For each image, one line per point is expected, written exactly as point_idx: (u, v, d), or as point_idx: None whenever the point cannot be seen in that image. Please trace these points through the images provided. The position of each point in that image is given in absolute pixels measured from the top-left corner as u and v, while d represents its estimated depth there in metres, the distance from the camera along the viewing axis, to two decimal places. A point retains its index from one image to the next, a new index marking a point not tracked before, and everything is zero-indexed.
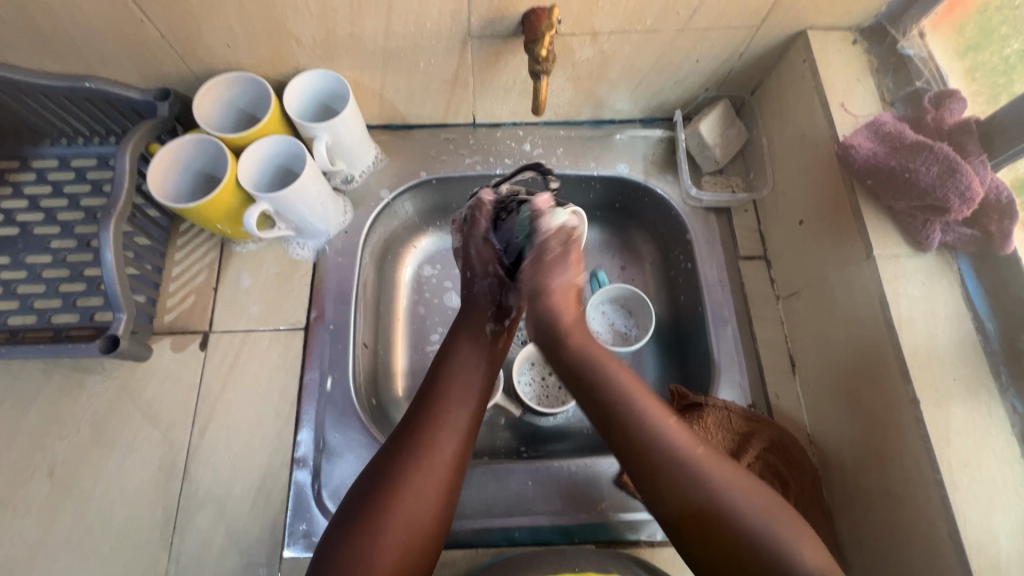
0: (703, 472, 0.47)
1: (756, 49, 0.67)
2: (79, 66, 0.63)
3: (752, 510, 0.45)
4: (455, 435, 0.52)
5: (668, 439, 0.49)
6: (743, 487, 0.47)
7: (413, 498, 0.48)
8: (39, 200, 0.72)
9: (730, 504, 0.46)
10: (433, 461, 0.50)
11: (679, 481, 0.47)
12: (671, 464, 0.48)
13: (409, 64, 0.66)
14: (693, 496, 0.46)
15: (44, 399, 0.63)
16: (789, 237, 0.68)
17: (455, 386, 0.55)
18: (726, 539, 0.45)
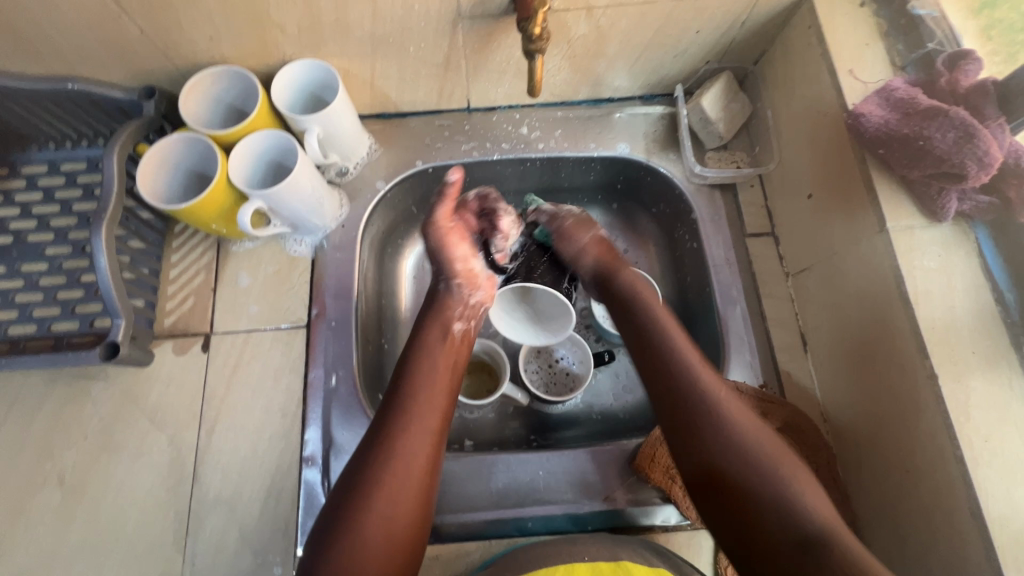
0: (731, 422, 0.49)
1: (758, 17, 0.64)
2: (60, 66, 0.61)
3: (774, 463, 0.47)
4: (424, 436, 0.51)
5: (703, 389, 0.51)
6: (765, 439, 0.48)
7: (383, 507, 0.47)
8: (31, 206, 0.71)
9: (757, 455, 0.47)
10: (402, 471, 0.49)
11: (714, 429, 0.49)
12: (708, 413, 0.50)
13: (399, 49, 0.64)
14: (718, 443, 0.48)
15: (49, 408, 0.63)
16: (797, 212, 0.66)
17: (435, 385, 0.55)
18: (737, 484, 0.47)
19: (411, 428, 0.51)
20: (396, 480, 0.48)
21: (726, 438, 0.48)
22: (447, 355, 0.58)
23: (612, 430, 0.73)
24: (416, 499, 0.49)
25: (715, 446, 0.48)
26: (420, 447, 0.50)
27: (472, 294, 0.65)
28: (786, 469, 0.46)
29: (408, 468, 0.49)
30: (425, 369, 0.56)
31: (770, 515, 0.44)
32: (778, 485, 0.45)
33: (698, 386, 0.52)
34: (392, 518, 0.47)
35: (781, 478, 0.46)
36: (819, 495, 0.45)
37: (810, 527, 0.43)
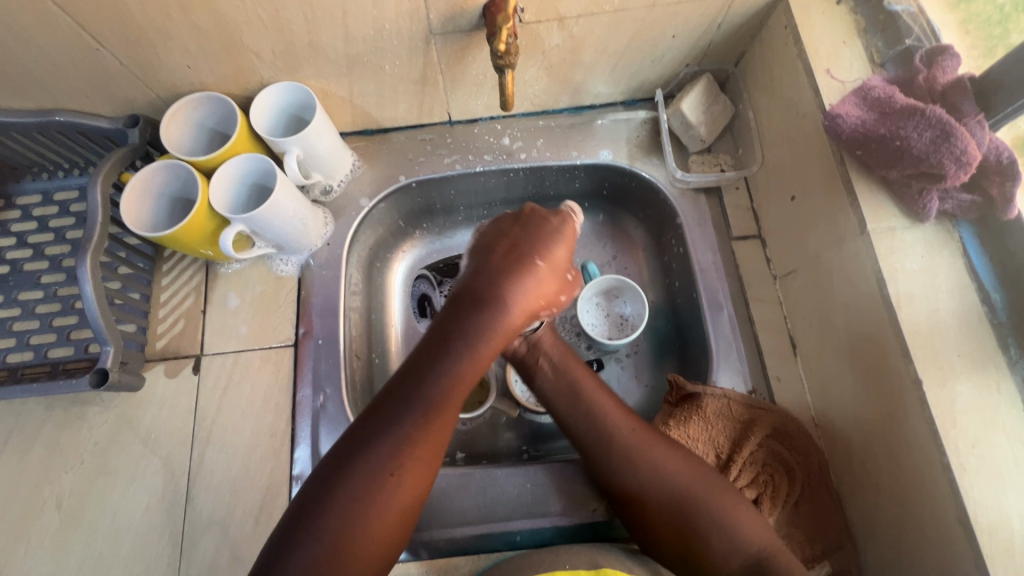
0: (648, 458, 0.54)
1: (734, 18, 0.63)
2: (46, 100, 0.63)
3: (698, 490, 0.53)
4: (428, 456, 0.47)
5: (615, 427, 0.56)
6: (685, 468, 0.54)
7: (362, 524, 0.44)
8: (26, 235, 0.73)
9: (687, 486, 0.53)
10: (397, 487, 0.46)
11: (636, 467, 0.54)
12: (625, 453, 0.55)
13: (374, 68, 0.64)
14: (646, 483, 0.53)
15: (46, 433, 0.64)
16: (781, 213, 0.65)
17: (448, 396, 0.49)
18: (675, 516, 0.52)
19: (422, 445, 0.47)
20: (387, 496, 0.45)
21: (653, 474, 0.54)
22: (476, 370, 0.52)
23: None
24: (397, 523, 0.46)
25: (638, 487, 0.54)
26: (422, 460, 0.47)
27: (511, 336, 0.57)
28: (713, 497, 0.52)
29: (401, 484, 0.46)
30: (458, 373, 0.50)
31: (707, 540, 0.51)
32: (709, 512, 0.52)
33: (610, 425, 0.57)
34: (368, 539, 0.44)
35: (710, 510, 0.52)
36: (751, 518, 0.52)
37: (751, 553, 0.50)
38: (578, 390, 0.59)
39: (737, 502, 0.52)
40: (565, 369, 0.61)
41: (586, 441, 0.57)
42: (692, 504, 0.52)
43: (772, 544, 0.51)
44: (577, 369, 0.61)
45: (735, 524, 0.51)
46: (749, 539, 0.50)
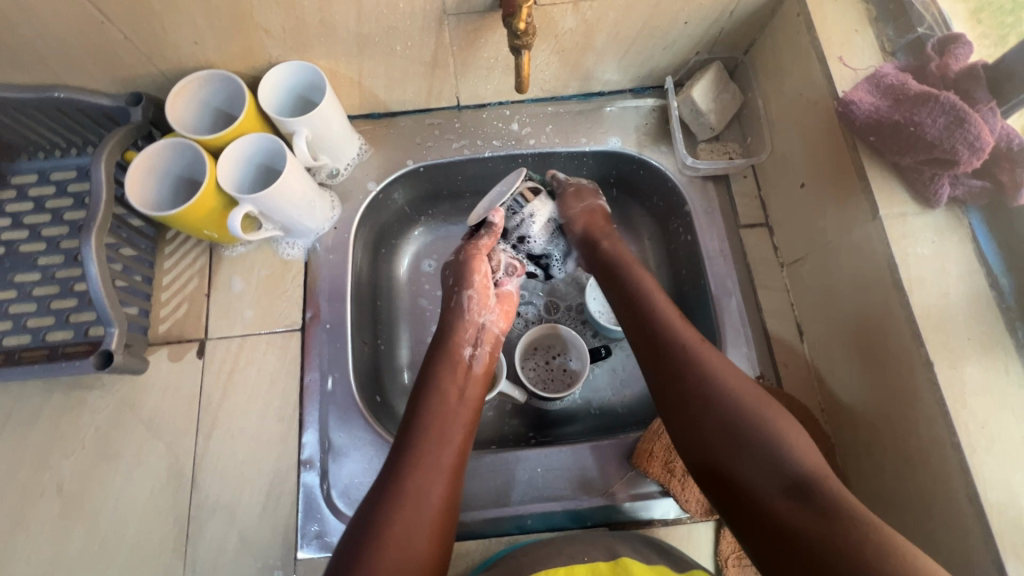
0: (721, 377, 0.50)
1: (747, 5, 0.64)
2: (46, 75, 0.61)
3: (753, 409, 0.48)
4: (450, 452, 0.52)
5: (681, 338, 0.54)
6: (746, 387, 0.50)
7: (412, 522, 0.47)
8: (22, 216, 0.71)
9: (740, 405, 0.48)
10: (433, 483, 0.49)
11: (698, 375, 0.51)
12: (694, 360, 0.52)
13: (385, 48, 0.63)
14: (700, 391, 0.50)
15: (45, 418, 0.63)
16: (790, 201, 0.66)
17: (447, 417, 0.54)
18: (740, 429, 0.47)
19: (436, 443, 0.52)
20: (426, 492, 0.49)
21: (711, 394, 0.49)
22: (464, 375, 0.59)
23: (610, 425, 0.73)
24: (432, 533, 0.47)
25: (699, 401, 0.50)
26: (445, 458, 0.52)
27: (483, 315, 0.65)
28: (772, 418, 0.47)
29: (434, 479, 0.50)
30: (441, 391, 0.56)
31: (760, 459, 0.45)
32: (756, 427, 0.47)
33: (684, 343, 0.54)
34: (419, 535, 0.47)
35: (765, 420, 0.47)
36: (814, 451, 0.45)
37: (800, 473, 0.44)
38: (656, 316, 0.57)
39: (792, 425, 0.47)
40: (652, 300, 0.59)
41: (661, 356, 0.54)
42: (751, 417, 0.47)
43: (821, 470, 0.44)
44: (659, 298, 0.59)
45: (793, 443, 0.45)
46: (797, 459, 0.44)
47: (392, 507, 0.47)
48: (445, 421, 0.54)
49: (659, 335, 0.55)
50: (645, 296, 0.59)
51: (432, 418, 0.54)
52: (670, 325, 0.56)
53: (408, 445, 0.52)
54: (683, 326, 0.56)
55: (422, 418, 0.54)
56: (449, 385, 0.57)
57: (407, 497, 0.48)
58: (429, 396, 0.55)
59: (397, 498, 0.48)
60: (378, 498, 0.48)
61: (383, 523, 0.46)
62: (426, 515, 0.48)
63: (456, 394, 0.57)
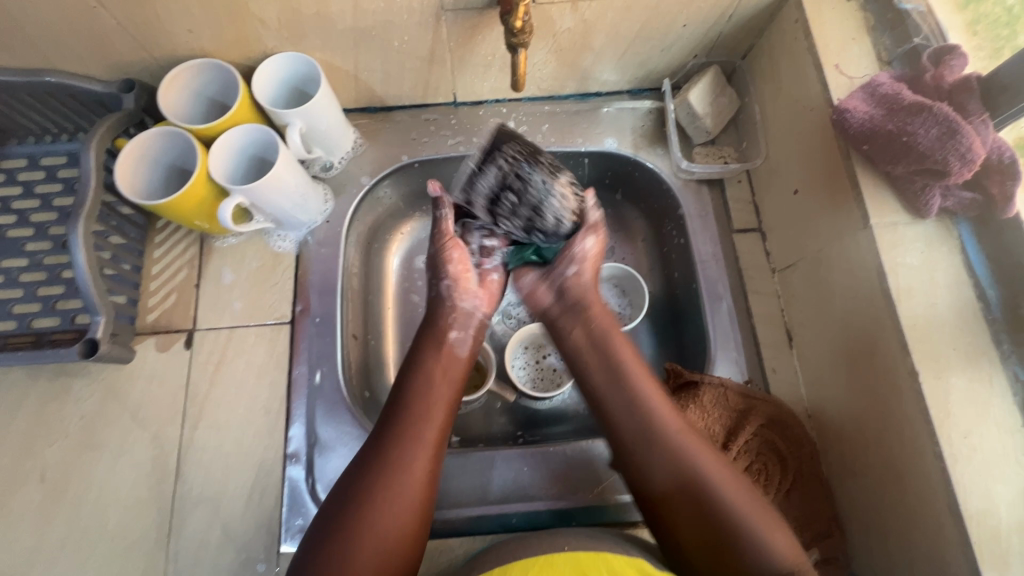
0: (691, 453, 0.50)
1: (746, 10, 0.64)
2: (36, 59, 0.60)
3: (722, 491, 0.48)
4: (434, 426, 0.52)
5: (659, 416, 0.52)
6: (717, 464, 0.50)
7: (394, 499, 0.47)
8: (10, 201, 0.70)
9: (711, 485, 0.48)
10: (415, 457, 0.49)
11: (663, 457, 0.50)
12: (662, 440, 0.51)
13: (382, 42, 0.63)
14: (671, 478, 0.49)
15: (29, 405, 0.62)
16: (783, 207, 0.66)
17: (433, 393, 0.54)
18: (699, 511, 0.47)
19: (421, 417, 0.52)
20: (407, 465, 0.49)
21: (685, 480, 0.49)
22: (453, 360, 0.58)
23: (598, 426, 0.73)
24: (412, 509, 0.48)
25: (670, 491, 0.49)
26: (429, 433, 0.51)
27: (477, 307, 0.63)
28: (740, 501, 0.48)
29: (416, 453, 0.50)
30: (427, 369, 0.56)
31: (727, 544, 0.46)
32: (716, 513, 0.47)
33: (653, 427, 0.51)
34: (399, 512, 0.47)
35: (738, 508, 0.47)
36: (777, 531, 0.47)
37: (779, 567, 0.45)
38: (626, 380, 0.55)
39: (767, 514, 0.48)
40: (597, 375, 0.56)
41: (627, 430, 0.52)
42: (720, 507, 0.47)
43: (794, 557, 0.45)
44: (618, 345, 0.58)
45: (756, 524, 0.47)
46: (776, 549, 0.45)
47: (376, 480, 0.48)
48: (431, 397, 0.53)
49: (622, 417, 0.53)
50: (614, 368, 0.56)
51: (419, 393, 0.53)
52: (631, 387, 0.54)
53: (394, 422, 0.51)
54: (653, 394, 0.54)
55: (410, 394, 0.53)
56: (433, 363, 0.56)
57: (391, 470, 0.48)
58: (418, 371, 0.55)
59: (381, 471, 0.48)
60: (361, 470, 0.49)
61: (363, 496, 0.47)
62: (408, 486, 0.48)
63: (446, 372, 0.56)
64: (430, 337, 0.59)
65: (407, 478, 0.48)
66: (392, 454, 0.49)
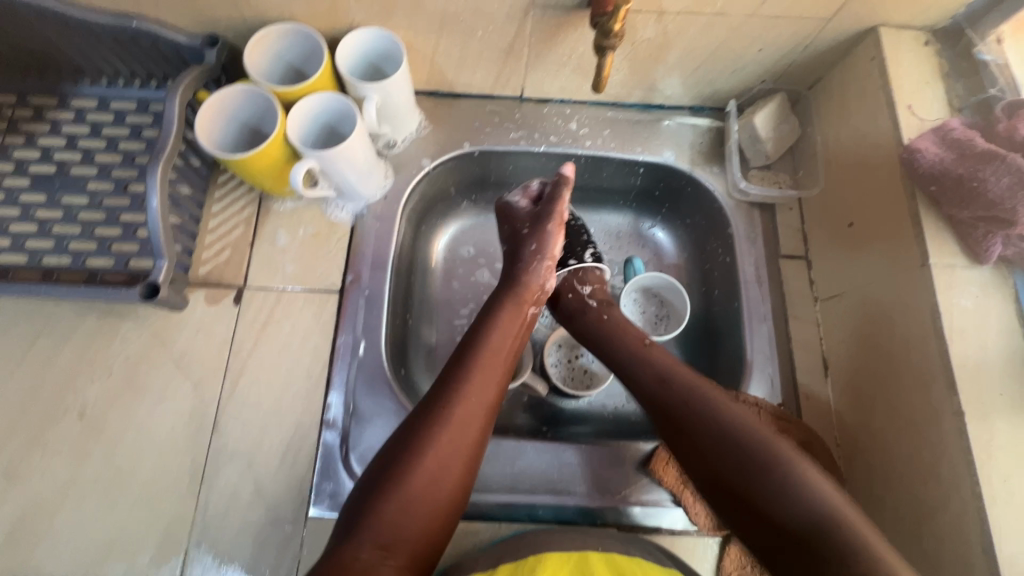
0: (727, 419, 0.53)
1: (823, 42, 0.65)
2: (129, 4, 0.61)
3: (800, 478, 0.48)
4: (492, 383, 0.55)
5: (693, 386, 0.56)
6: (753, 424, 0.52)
7: (452, 447, 0.50)
8: (78, 139, 0.71)
9: (756, 444, 0.50)
10: (473, 416, 0.52)
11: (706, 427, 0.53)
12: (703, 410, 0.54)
13: (466, 30, 0.64)
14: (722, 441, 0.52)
15: (76, 340, 0.63)
16: (834, 238, 0.68)
17: (492, 353, 0.56)
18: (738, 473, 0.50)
19: (481, 377, 0.54)
20: (465, 419, 0.51)
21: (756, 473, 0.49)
22: (521, 327, 0.60)
23: (623, 431, 0.74)
24: (462, 462, 0.50)
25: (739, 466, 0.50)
26: (489, 395, 0.54)
27: (549, 280, 0.65)
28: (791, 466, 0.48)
29: (473, 410, 0.52)
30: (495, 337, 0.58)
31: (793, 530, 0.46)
32: (791, 494, 0.47)
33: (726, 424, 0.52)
34: (449, 467, 0.50)
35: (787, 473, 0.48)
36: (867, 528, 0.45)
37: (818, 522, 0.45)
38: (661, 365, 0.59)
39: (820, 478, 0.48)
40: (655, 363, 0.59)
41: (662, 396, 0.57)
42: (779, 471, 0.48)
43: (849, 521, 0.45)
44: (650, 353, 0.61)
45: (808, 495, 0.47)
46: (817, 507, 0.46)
47: (435, 429, 0.50)
48: (494, 357, 0.56)
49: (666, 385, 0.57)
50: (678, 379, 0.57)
51: (484, 349, 0.56)
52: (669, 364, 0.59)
53: (456, 375, 0.54)
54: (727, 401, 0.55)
55: (472, 351, 0.56)
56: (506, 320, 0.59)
57: (449, 420, 0.51)
58: (481, 332, 0.58)
59: (441, 423, 0.51)
60: (424, 413, 0.51)
61: (423, 441, 0.50)
62: (466, 438, 0.51)
63: (508, 338, 0.58)
64: (505, 300, 0.61)
65: (464, 428, 0.51)
66: (452, 406, 0.51)
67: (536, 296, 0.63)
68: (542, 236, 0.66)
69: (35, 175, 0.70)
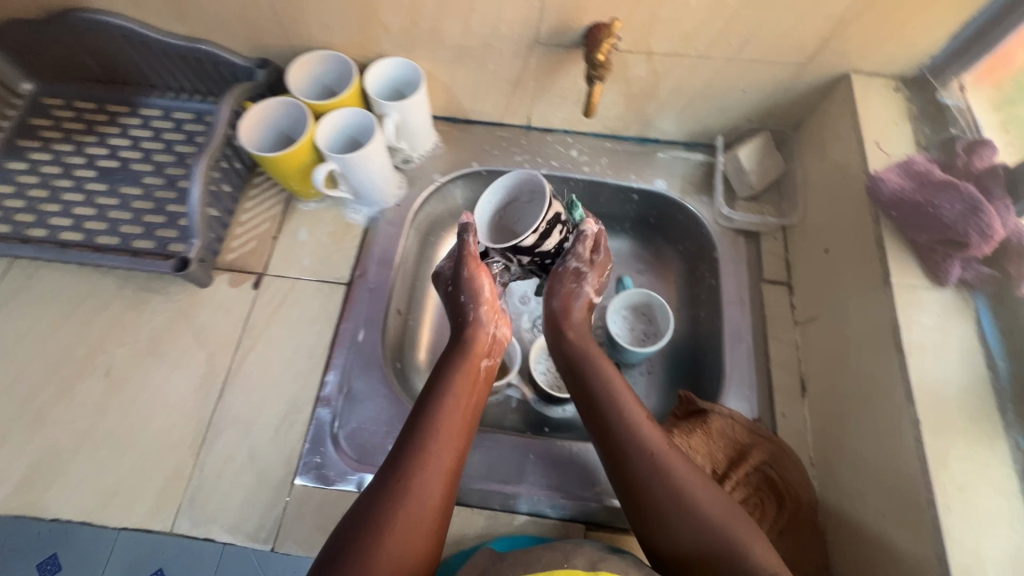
0: (674, 469, 0.52)
1: (802, 85, 0.71)
2: (199, 30, 0.73)
3: (711, 509, 0.50)
4: (450, 451, 0.54)
5: (643, 431, 0.55)
6: (699, 483, 0.52)
7: (414, 518, 0.49)
8: (141, 141, 0.82)
9: (692, 494, 0.51)
10: (427, 485, 0.51)
11: (659, 476, 0.52)
12: (653, 455, 0.53)
13: (478, 62, 0.73)
14: (665, 486, 0.51)
15: (113, 308, 0.71)
16: (813, 264, 0.71)
17: (449, 417, 0.56)
18: (683, 521, 0.50)
19: (437, 444, 0.53)
20: (421, 491, 0.50)
21: (668, 499, 0.51)
22: (476, 383, 0.60)
23: None
24: (423, 538, 0.49)
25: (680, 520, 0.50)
26: (445, 462, 0.53)
27: (497, 327, 0.66)
28: (720, 516, 0.49)
29: (430, 480, 0.51)
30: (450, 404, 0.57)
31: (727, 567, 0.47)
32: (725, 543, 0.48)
33: (649, 449, 0.54)
34: (409, 545, 0.48)
35: (720, 523, 0.49)
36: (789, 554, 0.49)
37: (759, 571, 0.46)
38: (613, 397, 0.58)
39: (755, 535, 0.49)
40: (619, 399, 0.58)
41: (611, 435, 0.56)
42: (702, 516, 0.49)
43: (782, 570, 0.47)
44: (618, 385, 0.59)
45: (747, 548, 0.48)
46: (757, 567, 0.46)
47: (389, 505, 0.49)
48: (453, 426, 0.55)
49: (615, 430, 0.56)
50: (597, 398, 0.59)
51: (441, 416, 0.55)
52: (618, 401, 0.58)
53: (409, 446, 0.53)
54: (647, 422, 0.56)
55: (426, 425, 0.54)
56: (462, 390, 0.58)
57: (400, 497, 0.49)
58: (441, 398, 0.57)
59: (396, 497, 0.49)
60: (379, 491, 0.50)
61: (377, 525, 0.48)
62: (425, 512, 0.50)
63: (466, 401, 0.58)
64: (458, 367, 0.61)
65: (420, 506, 0.50)
66: (418, 472, 0.51)
67: (487, 353, 0.64)
68: (469, 286, 0.65)
69: (101, 168, 0.80)
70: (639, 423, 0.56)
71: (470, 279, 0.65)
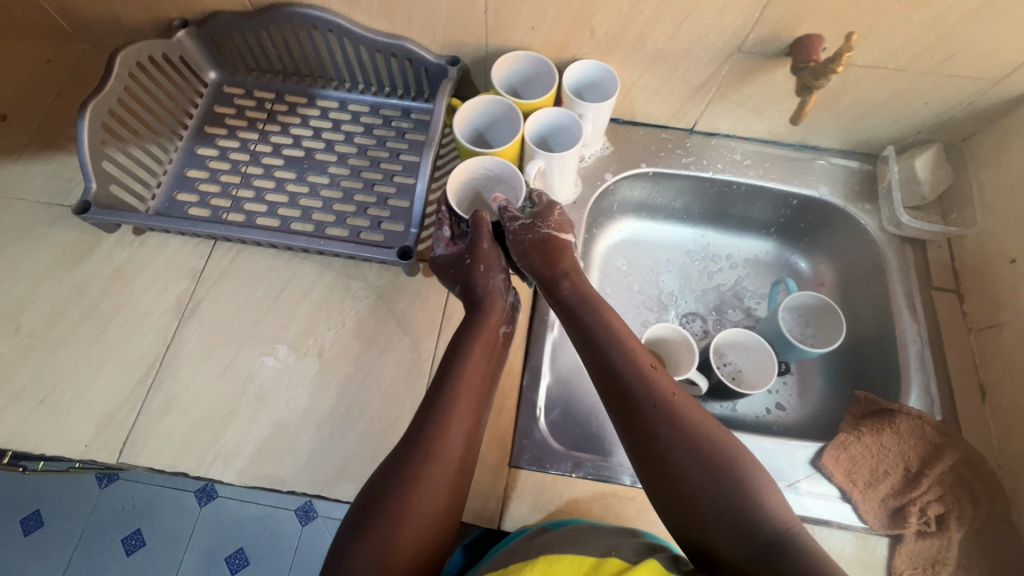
0: (686, 420, 0.55)
1: (987, 100, 0.74)
2: (402, 27, 0.76)
3: (722, 458, 0.52)
4: (466, 416, 0.59)
5: (658, 387, 0.58)
6: (717, 438, 0.54)
7: (436, 476, 0.54)
8: (321, 131, 0.85)
9: (706, 445, 0.53)
10: (450, 444, 0.56)
11: (670, 424, 0.55)
12: (664, 408, 0.56)
13: (671, 67, 0.76)
14: (675, 438, 0.54)
15: (317, 293, 0.74)
16: (993, 273, 0.73)
17: (466, 382, 0.61)
18: (697, 473, 0.52)
19: (458, 407, 0.59)
20: (446, 451, 0.56)
21: (682, 453, 0.53)
22: (489, 347, 0.65)
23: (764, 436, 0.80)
24: (445, 490, 0.54)
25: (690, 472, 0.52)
26: (463, 424, 0.58)
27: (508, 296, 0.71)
28: (734, 467, 0.52)
29: (453, 441, 0.56)
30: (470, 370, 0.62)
31: (738, 516, 0.49)
32: (736, 493, 0.50)
33: (663, 399, 0.57)
34: (435, 497, 0.53)
35: (733, 470, 0.52)
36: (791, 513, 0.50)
37: (770, 523, 0.48)
38: (622, 357, 0.61)
39: (769, 486, 0.51)
40: (636, 362, 0.61)
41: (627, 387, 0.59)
42: (719, 468, 0.52)
43: (793, 526, 0.49)
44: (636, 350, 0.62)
45: (758, 497, 0.50)
46: (770, 516, 0.49)
47: (418, 463, 0.54)
48: (471, 391, 0.61)
49: (630, 383, 0.59)
50: (607, 357, 0.62)
51: (457, 381, 0.61)
52: (630, 358, 0.61)
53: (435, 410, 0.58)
54: (660, 378, 0.60)
55: (449, 393, 0.60)
56: (479, 359, 0.63)
57: (426, 456, 0.55)
58: (456, 367, 0.62)
59: (424, 456, 0.55)
60: (406, 453, 0.55)
61: (406, 478, 0.53)
62: (446, 469, 0.55)
63: (483, 370, 0.63)
64: (476, 334, 0.65)
65: (446, 462, 0.55)
66: (439, 434, 0.56)
67: (501, 318, 0.68)
68: (485, 258, 0.70)
69: (287, 156, 0.83)
70: (651, 377, 0.59)
71: (487, 250, 0.70)
